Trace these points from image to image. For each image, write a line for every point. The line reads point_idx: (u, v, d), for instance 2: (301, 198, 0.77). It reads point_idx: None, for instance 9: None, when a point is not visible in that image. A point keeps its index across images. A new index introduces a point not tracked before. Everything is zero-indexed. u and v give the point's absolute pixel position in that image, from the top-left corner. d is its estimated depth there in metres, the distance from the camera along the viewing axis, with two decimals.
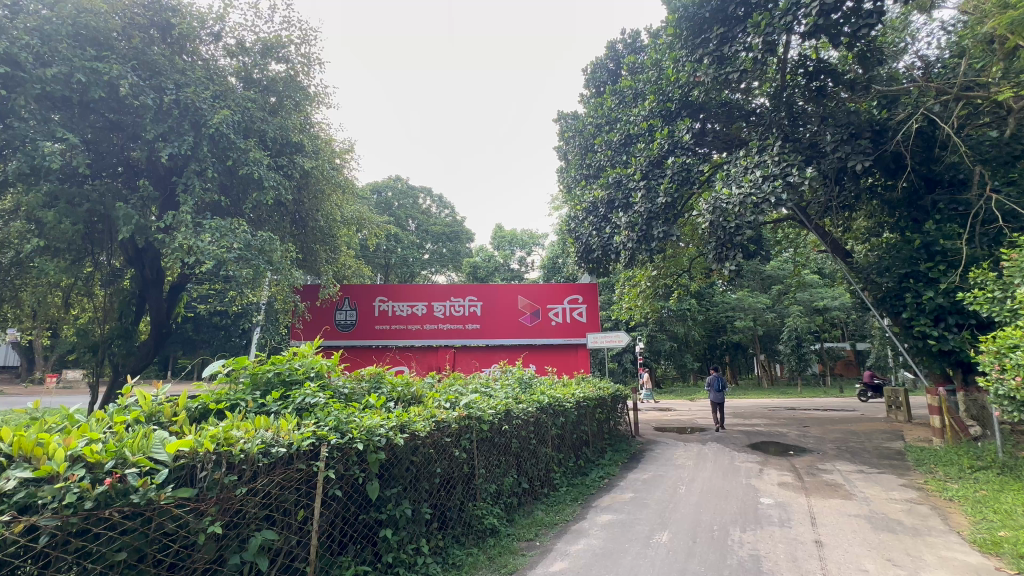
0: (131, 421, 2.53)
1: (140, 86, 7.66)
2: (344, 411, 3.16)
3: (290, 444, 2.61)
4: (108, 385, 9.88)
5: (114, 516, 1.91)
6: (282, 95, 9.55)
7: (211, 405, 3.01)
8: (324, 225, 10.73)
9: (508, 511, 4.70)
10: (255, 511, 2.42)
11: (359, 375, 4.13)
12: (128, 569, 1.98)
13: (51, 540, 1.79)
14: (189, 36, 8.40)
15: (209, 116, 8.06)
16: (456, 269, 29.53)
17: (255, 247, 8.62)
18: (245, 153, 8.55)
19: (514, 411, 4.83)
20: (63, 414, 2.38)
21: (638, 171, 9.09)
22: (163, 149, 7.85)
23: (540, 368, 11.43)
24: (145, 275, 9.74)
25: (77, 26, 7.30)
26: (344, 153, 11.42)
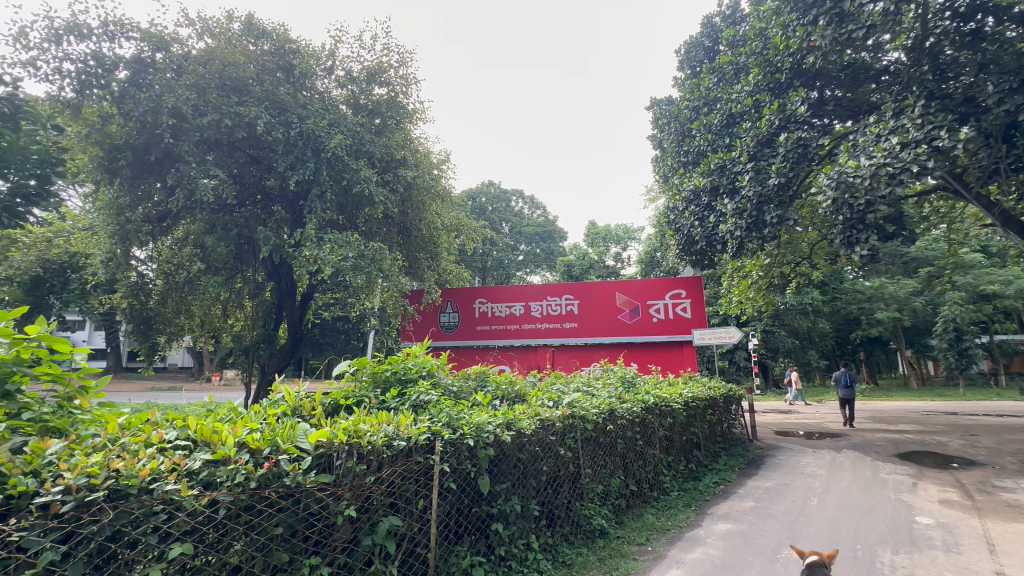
0: (279, 414, 2.89)
1: (272, 123, 8.80)
2: (454, 408, 3.33)
3: (409, 438, 2.82)
4: (258, 382, 11.50)
5: (272, 496, 2.19)
6: (385, 117, 10.39)
7: (341, 400, 3.34)
8: (426, 233, 11.44)
9: (617, 513, 4.60)
10: (382, 499, 2.64)
11: (466, 373, 4.32)
12: (283, 542, 2.26)
13: (228, 513, 2.08)
14: (308, 74, 9.47)
15: (327, 143, 9.05)
16: (551, 268, 29.66)
17: (368, 256, 9.45)
18: (357, 173, 9.41)
19: (618, 411, 4.71)
20: (230, 407, 2.79)
21: (745, 153, 8.35)
22: (292, 176, 8.96)
23: (643, 366, 11.00)
24: (282, 287, 11.16)
25: (223, 78, 8.67)
26: (441, 164, 12.07)
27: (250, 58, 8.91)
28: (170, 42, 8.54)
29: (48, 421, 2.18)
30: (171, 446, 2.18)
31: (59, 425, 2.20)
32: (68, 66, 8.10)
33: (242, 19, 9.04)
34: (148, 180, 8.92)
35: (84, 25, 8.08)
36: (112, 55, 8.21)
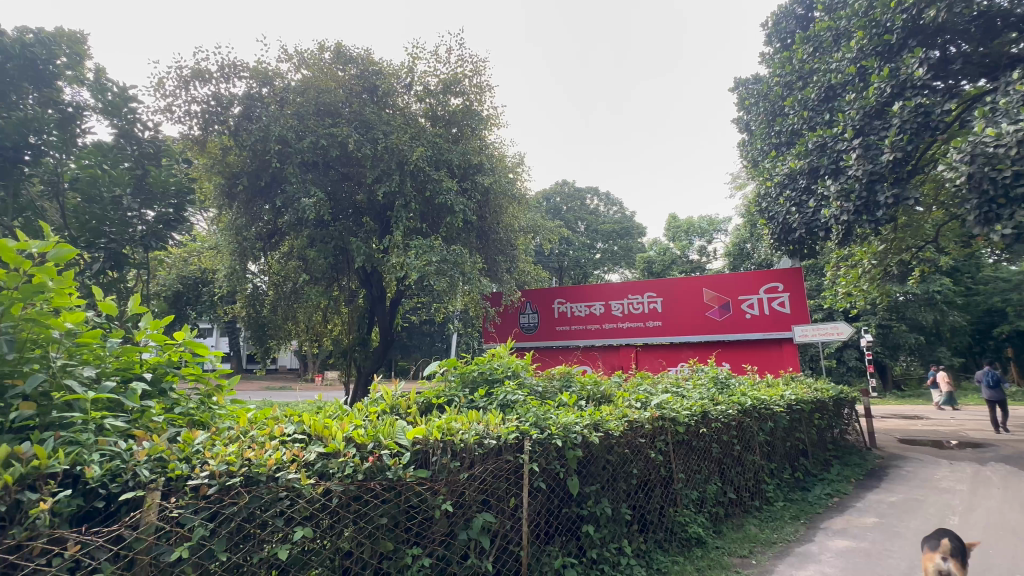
0: (379, 411, 3.09)
1: (361, 141, 9.48)
2: (541, 409, 3.35)
3: (499, 437, 2.88)
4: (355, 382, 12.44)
5: (377, 488, 2.36)
6: (462, 126, 10.75)
7: (433, 399, 3.49)
8: (504, 236, 11.69)
9: (714, 522, 4.33)
10: (474, 496, 2.71)
11: (550, 373, 4.33)
12: (387, 532, 2.41)
13: (340, 501, 2.26)
14: (390, 92, 10.07)
15: (410, 155, 9.59)
16: (630, 266, 28.83)
17: (450, 260, 9.81)
18: (438, 183, 9.90)
19: (712, 413, 4.44)
20: (336, 405, 3.04)
21: (849, 128, 7.49)
22: (379, 189, 9.59)
23: (737, 366, 10.28)
24: (373, 293, 11.97)
25: (319, 104, 9.48)
26: (516, 167, 12.21)
27: (340, 82, 9.65)
28: (272, 76, 9.53)
29: (193, 414, 2.51)
30: (290, 439, 2.41)
31: (201, 419, 2.53)
32: (195, 108, 9.38)
33: (331, 48, 9.83)
34: (259, 202, 10.02)
35: (206, 71, 9.28)
36: (228, 94, 9.36)
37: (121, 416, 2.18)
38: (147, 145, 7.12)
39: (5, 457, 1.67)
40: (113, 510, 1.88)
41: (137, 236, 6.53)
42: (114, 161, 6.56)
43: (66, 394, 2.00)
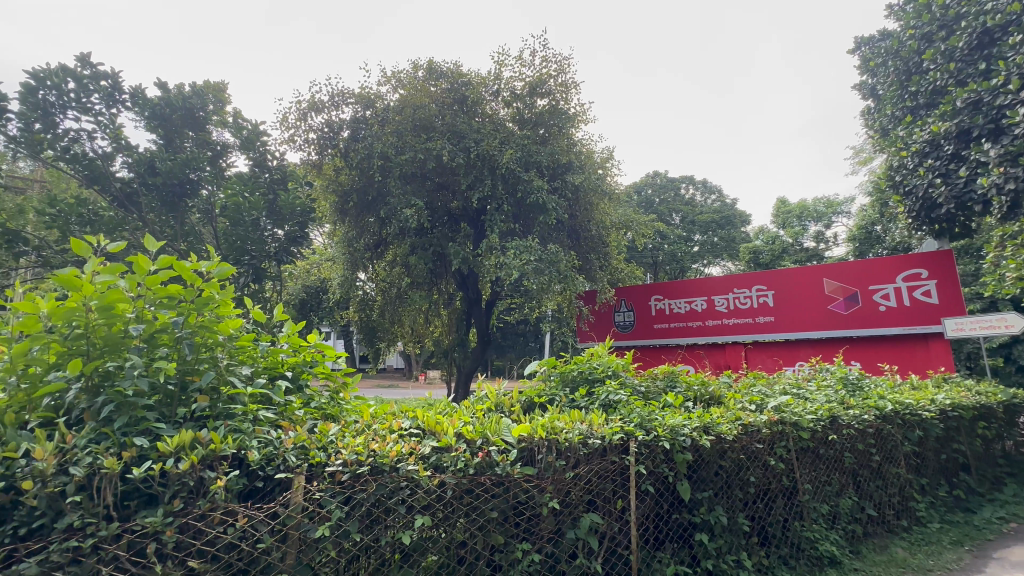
0: (485, 409, 3.20)
1: (454, 151, 9.94)
2: (645, 409, 3.24)
3: (603, 437, 2.83)
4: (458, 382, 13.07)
5: (487, 482, 2.45)
6: (549, 126, 10.79)
7: (535, 398, 3.53)
8: (596, 233, 11.57)
9: (851, 541, 3.86)
10: (581, 496, 2.70)
11: (652, 373, 4.15)
12: (498, 525, 2.49)
13: (454, 493, 2.38)
14: (479, 101, 10.43)
15: (501, 159, 9.87)
16: (732, 258, 26.80)
17: (546, 260, 9.92)
18: (529, 184, 10.03)
19: (843, 418, 3.96)
20: (445, 402, 3.21)
21: (1014, 77, 6.25)
22: (474, 195, 9.99)
23: (870, 365, 9.06)
24: (470, 296, 12.41)
25: (415, 119, 10.04)
26: (605, 162, 11.96)
27: (433, 97, 10.20)
28: (374, 99, 10.36)
29: (326, 408, 2.81)
30: (407, 433, 2.60)
31: (332, 413, 2.83)
32: (312, 136, 10.52)
33: (424, 66, 10.43)
34: (367, 216, 10.95)
35: (320, 101, 10.36)
36: (338, 120, 10.39)
37: (271, 408, 2.52)
38: (276, 172, 8.13)
39: (191, 441, 2.01)
40: (269, 489, 2.16)
41: (272, 251, 7.61)
42: (252, 189, 7.57)
43: (230, 390, 2.36)
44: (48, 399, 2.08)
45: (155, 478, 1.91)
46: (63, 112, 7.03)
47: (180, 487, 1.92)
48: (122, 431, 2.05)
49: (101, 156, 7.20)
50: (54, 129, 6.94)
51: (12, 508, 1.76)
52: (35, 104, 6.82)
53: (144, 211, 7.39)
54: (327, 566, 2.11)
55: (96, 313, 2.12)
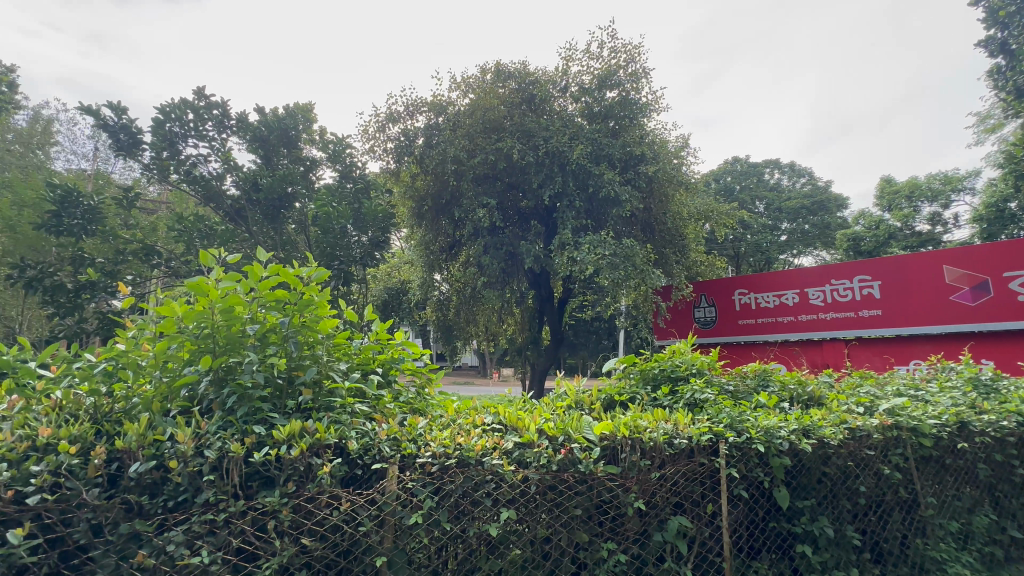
0: (565, 407, 3.19)
1: (524, 150, 10.03)
2: (735, 409, 3.05)
3: (690, 437, 2.70)
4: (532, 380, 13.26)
5: (571, 479, 2.44)
6: (620, 117, 10.54)
7: (615, 396, 3.44)
8: (672, 225, 11.13)
9: (987, 565, 3.37)
10: (667, 498, 2.60)
11: (741, 372, 3.89)
12: (582, 523, 2.48)
13: (538, 489, 2.39)
14: (546, 98, 10.43)
15: (571, 155, 9.80)
16: (826, 246, 24.43)
17: (621, 255, 9.69)
18: (600, 178, 9.86)
19: (974, 425, 3.45)
20: (525, 400, 3.24)
21: None
22: (544, 193, 10.01)
23: (1008, 365, 7.74)
24: (542, 293, 12.48)
25: (485, 121, 10.21)
26: (680, 151, 11.45)
27: (502, 98, 10.28)
28: (445, 105, 10.73)
29: (413, 403, 2.96)
30: (489, 428, 2.66)
31: (419, 407, 2.97)
32: (390, 146, 11.11)
33: (492, 69, 10.61)
34: (441, 219, 11.37)
35: (396, 112, 10.93)
36: (413, 129, 10.90)
37: (365, 402, 2.69)
38: (360, 181, 8.69)
39: (299, 430, 2.21)
40: (367, 477, 2.30)
41: (357, 256, 8.15)
42: (339, 199, 8.14)
43: (330, 384, 2.56)
44: (184, 390, 2.38)
45: (273, 462, 2.12)
46: (185, 140, 8.01)
47: (292, 471, 2.12)
48: (243, 419, 2.30)
49: (214, 176, 8.11)
50: (178, 155, 7.94)
51: (161, 483, 2.02)
52: (163, 135, 7.83)
53: (251, 224, 8.23)
54: (420, 552, 2.22)
55: (219, 315, 2.39)
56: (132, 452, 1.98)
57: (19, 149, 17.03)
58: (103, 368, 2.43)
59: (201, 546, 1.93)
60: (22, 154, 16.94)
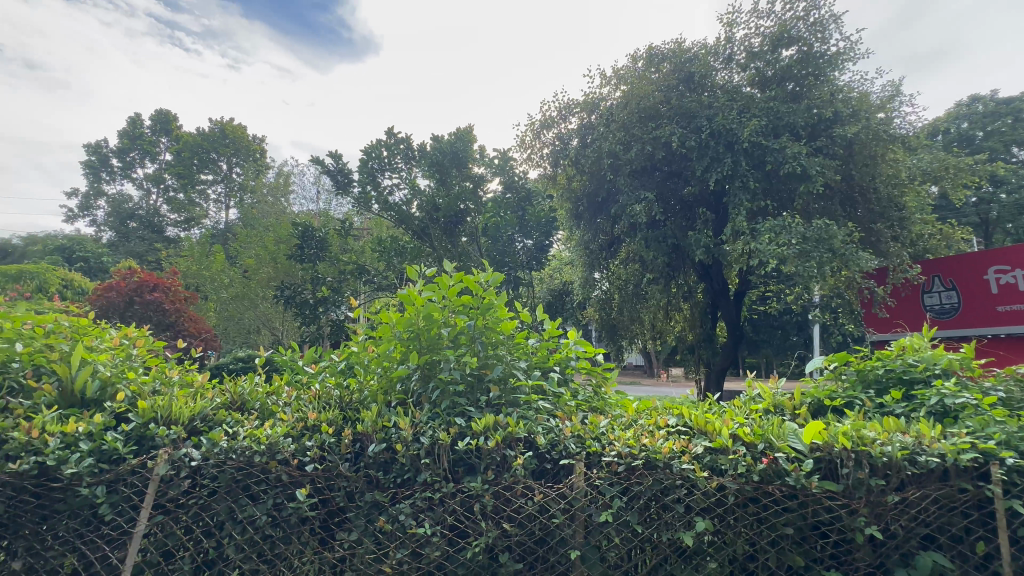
0: (761, 411, 2.83)
1: (686, 133, 9.35)
2: (1013, 422, 2.32)
3: (943, 455, 2.13)
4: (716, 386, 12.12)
5: (777, 493, 2.16)
6: (802, 77, 9.24)
7: (826, 401, 2.92)
8: (884, 193, 9.15)
9: None
10: (913, 527, 2.13)
11: (1016, 374, 2.95)
12: (795, 544, 2.18)
13: (736, 500, 2.18)
14: (707, 73, 9.58)
15: (741, 132, 8.78)
16: None
17: (814, 237, 8.31)
18: (781, 151, 8.63)
19: None
20: (711, 403, 2.98)
21: None
22: (711, 176, 9.16)
23: None
24: (715, 286, 11.64)
25: (640, 109, 9.79)
26: (890, 102, 9.35)
27: (656, 82, 9.77)
28: (598, 102, 10.66)
29: (592, 402, 2.98)
30: (675, 430, 2.52)
31: (598, 406, 2.99)
32: (546, 152, 11.49)
33: (644, 55, 10.17)
34: (600, 218, 11.28)
35: (551, 118, 11.25)
36: (567, 131, 11.11)
37: (548, 399, 2.80)
38: (522, 189, 9.15)
39: (493, 423, 2.41)
40: (556, 471, 2.40)
41: (524, 261, 8.62)
42: (504, 209, 8.68)
43: (514, 381, 2.73)
44: (398, 383, 2.78)
45: (474, 451, 2.36)
46: (382, 174, 9.49)
47: (490, 460, 2.33)
48: (447, 412, 2.61)
49: (404, 202, 9.43)
50: (378, 187, 9.47)
51: (391, 462, 2.40)
52: (367, 172, 9.43)
53: (434, 241, 9.32)
54: (613, 551, 2.22)
55: (422, 320, 2.76)
56: (369, 435, 2.41)
57: (272, 199, 22.27)
58: (343, 365, 3.02)
59: (424, 518, 2.24)
60: (274, 203, 22.16)
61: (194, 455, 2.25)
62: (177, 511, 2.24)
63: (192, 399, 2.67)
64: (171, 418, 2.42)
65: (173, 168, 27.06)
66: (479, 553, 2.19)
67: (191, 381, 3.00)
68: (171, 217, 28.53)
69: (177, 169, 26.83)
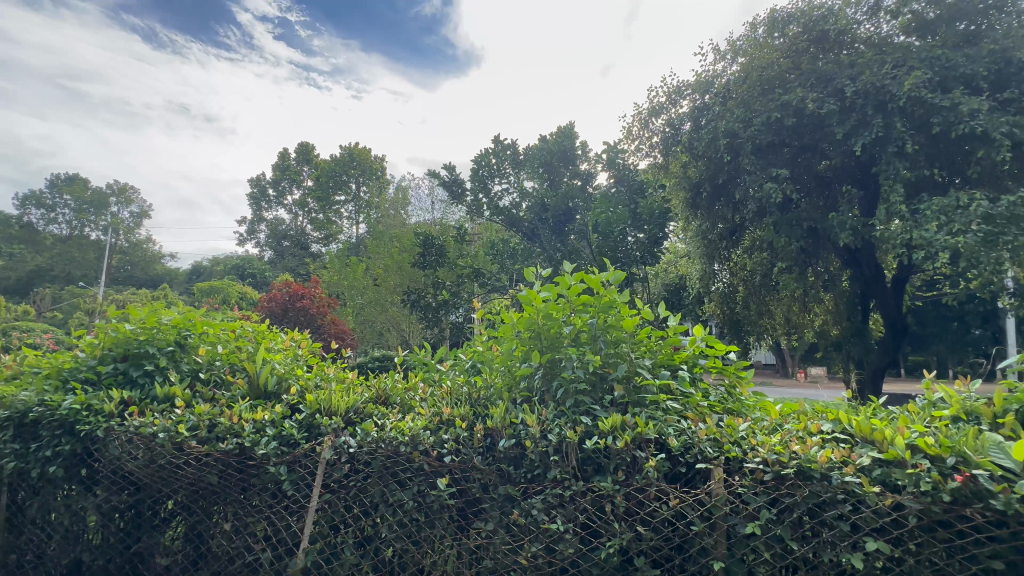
0: (946, 418, 2.37)
1: (822, 98, 8.21)
2: None
3: None
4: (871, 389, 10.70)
5: (978, 518, 1.79)
6: (978, 14, 7.71)
7: None
8: None
9: None
10: None
11: None
12: None
13: (920, 523, 1.86)
14: (846, 29, 8.39)
15: (897, 89, 7.50)
16: None
17: (1003, 214, 6.83)
18: (952, 108, 7.21)
19: None
20: (877, 407, 2.57)
21: None
22: (857, 143, 7.90)
23: None
24: (866, 274, 10.27)
25: (764, 79, 8.86)
26: None
27: (782, 48, 8.82)
28: (712, 80, 9.97)
29: (727, 404, 2.76)
30: (831, 438, 2.23)
31: (734, 408, 2.76)
32: (656, 140, 11.00)
33: (765, 20, 9.25)
34: (719, 204, 10.36)
35: (660, 104, 10.74)
36: (678, 116, 10.50)
37: (677, 399, 2.66)
38: (633, 182, 8.84)
39: (621, 423, 2.36)
40: (692, 476, 2.27)
41: (638, 256, 8.29)
42: (615, 204, 8.40)
43: (640, 379, 2.64)
44: (522, 380, 2.84)
45: (602, 450, 2.33)
46: (492, 180, 9.83)
47: (620, 460, 2.28)
48: (571, 410, 2.61)
49: (513, 206, 9.66)
50: (489, 193, 9.82)
51: (520, 457, 2.47)
52: (478, 179, 9.84)
53: (544, 240, 9.40)
54: (762, 566, 2.04)
55: (542, 319, 2.79)
56: (499, 431, 2.52)
57: (394, 212, 24.44)
58: (470, 363, 3.20)
59: (556, 515, 2.27)
60: (395, 216, 24.28)
61: (351, 443, 2.56)
62: (341, 491, 2.55)
63: (347, 392, 3.05)
64: (333, 410, 2.79)
65: (314, 193, 31.08)
66: (613, 555, 2.16)
67: (344, 377, 3.41)
68: (314, 235, 32.80)
69: (317, 193, 30.76)
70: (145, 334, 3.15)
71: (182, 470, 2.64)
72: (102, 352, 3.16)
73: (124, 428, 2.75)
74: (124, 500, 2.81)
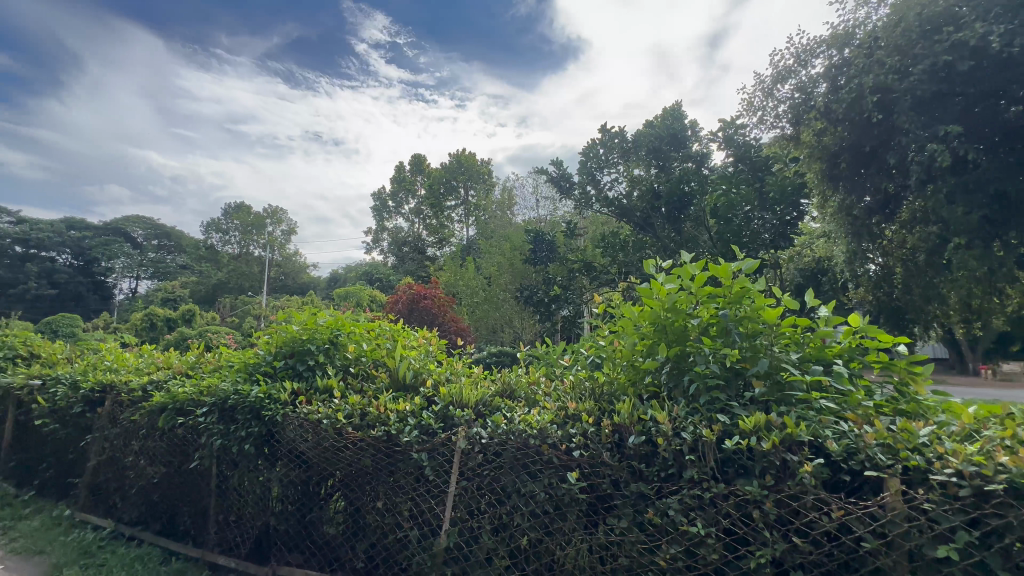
0: None
1: (1011, 33, 6.87)
2: None
3: None
4: None
5: None
6: None
7: None
8: None
9: None
10: None
11: None
12: None
13: None
14: None
15: None
16: None
17: None
18: None
19: None
20: None
21: None
22: None
23: None
24: None
25: (925, 19, 7.46)
26: None
27: None
28: (855, 31, 8.63)
29: (898, 404, 2.37)
30: None
31: (908, 410, 2.36)
32: (784, 109, 9.83)
33: None
34: (868, 174, 8.93)
35: (788, 68, 9.57)
36: (811, 78, 9.26)
37: (833, 397, 2.36)
38: (758, 158, 8.01)
39: (765, 423, 2.15)
40: (858, 485, 2.00)
41: (769, 240, 7.51)
42: (738, 183, 7.66)
43: (786, 375, 2.38)
44: (648, 375, 2.72)
45: (745, 451, 2.15)
46: (600, 171, 9.60)
47: (767, 464, 2.09)
48: (706, 407, 2.44)
49: (624, 196, 9.32)
50: (598, 185, 9.62)
51: (653, 455, 2.39)
52: (586, 172, 9.68)
53: (658, 230, 8.98)
54: None
55: (665, 310, 2.62)
56: (627, 427, 2.45)
57: (501, 213, 25.24)
58: (591, 358, 3.16)
59: (695, 517, 2.15)
60: (502, 216, 25.06)
61: (483, 435, 2.71)
62: (476, 479, 2.71)
63: (476, 386, 3.22)
64: (465, 402, 2.98)
65: (429, 200, 33.38)
66: (764, 566, 1.99)
67: (471, 372, 3.60)
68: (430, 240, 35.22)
69: (431, 200, 32.98)
70: (307, 334, 3.67)
71: (342, 451, 3.02)
72: (275, 350, 3.74)
73: (296, 414, 3.23)
74: (298, 475, 3.29)
